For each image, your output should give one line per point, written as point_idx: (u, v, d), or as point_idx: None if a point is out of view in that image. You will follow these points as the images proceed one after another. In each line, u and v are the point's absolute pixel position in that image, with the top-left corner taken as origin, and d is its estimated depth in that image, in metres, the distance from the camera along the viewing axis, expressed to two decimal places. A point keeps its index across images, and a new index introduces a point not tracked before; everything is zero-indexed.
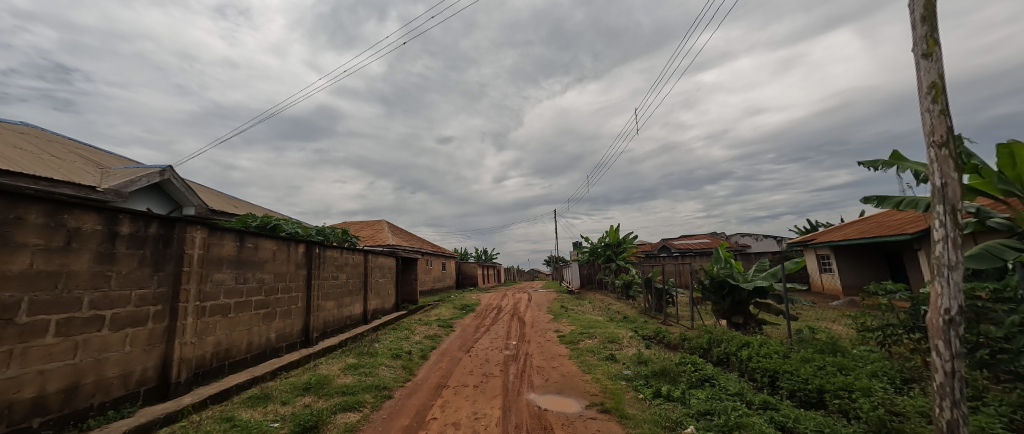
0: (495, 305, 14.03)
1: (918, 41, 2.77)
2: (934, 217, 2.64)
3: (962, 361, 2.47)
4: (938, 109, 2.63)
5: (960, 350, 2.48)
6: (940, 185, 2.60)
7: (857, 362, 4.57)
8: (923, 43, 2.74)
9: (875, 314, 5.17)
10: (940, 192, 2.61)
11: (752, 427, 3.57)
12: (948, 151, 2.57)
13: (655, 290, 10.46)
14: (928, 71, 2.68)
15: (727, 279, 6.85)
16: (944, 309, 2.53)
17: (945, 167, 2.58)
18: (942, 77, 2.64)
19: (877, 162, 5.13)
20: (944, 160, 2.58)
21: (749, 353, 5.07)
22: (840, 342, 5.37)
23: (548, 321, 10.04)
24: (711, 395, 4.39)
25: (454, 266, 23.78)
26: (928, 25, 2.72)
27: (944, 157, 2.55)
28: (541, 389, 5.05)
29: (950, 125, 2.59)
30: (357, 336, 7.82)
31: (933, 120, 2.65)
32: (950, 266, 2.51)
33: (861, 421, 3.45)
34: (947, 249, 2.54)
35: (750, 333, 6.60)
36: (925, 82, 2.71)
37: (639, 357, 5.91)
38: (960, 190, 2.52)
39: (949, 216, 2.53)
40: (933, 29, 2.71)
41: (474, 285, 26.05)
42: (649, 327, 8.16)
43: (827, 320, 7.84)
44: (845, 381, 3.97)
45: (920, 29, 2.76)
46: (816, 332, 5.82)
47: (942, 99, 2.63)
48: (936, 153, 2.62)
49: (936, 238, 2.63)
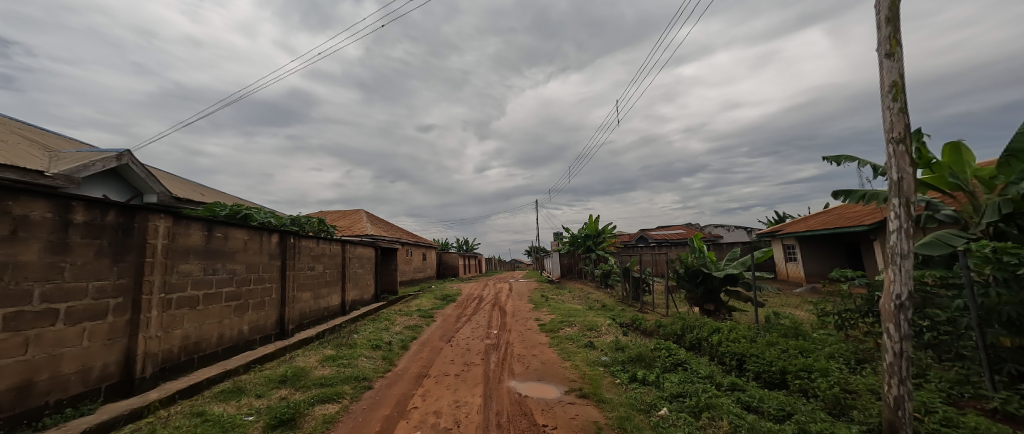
0: (477, 295, 14.01)
1: (882, 41, 2.92)
2: (890, 209, 2.83)
3: (909, 343, 2.68)
4: (898, 107, 2.79)
5: (908, 333, 2.69)
6: (896, 179, 2.78)
7: (817, 345, 4.88)
8: (886, 43, 2.89)
9: (835, 300, 5.51)
10: (896, 185, 2.78)
11: (721, 408, 3.79)
12: (904, 146, 2.75)
13: (632, 280, 10.74)
14: (891, 70, 2.84)
15: (701, 268, 7.11)
16: (896, 294, 2.72)
17: (902, 163, 2.76)
18: (902, 77, 2.80)
19: (841, 156, 5.44)
20: (901, 155, 2.76)
21: (720, 338, 5.30)
22: (802, 327, 5.69)
23: (530, 311, 10.15)
24: (684, 378, 4.59)
25: (434, 255, 23.63)
26: (891, 26, 2.86)
27: (901, 153, 2.72)
28: (522, 377, 5.14)
29: (908, 123, 2.76)
30: (335, 328, 7.66)
31: (893, 117, 2.81)
32: (902, 255, 2.70)
33: (819, 399, 3.72)
34: (901, 239, 2.72)
35: (721, 319, 6.91)
36: (887, 81, 2.87)
37: (616, 344, 6.08)
38: (914, 184, 2.70)
39: (903, 208, 2.72)
40: (896, 30, 2.86)
41: (456, 275, 25.96)
42: (627, 315, 8.39)
43: (792, 306, 8.28)
44: (805, 362, 4.23)
45: (885, 30, 2.91)
46: (781, 318, 6.13)
47: (902, 98, 2.78)
48: (895, 148, 2.79)
49: (892, 228, 2.82)
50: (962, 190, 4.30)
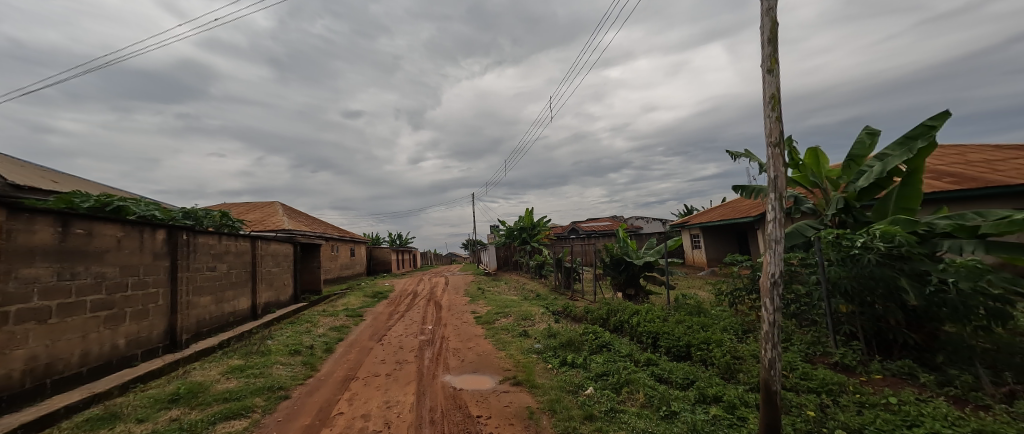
0: (411, 290, 13.53)
1: (765, 58, 3.45)
2: (768, 202, 3.37)
3: (780, 313, 3.24)
4: (775, 116, 3.33)
5: (780, 305, 3.25)
6: (773, 176, 3.33)
7: (715, 320, 5.66)
8: (767, 61, 3.42)
9: (729, 281, 6.42)
10: (773, 182, 3.33)
11: (638, 382, 4.22)
12: (779, 149, 3.30)
13: (564, 269, 11.27)
14: (770, 84, 3.37)
15: (624, 257, 7.74)
16: (771, 274, 3.27)
17: (777, 163, 3.30)
18: (778, 90, 3.35)
19: (738, 154, 6.27)
20: (776, 156, 3.30)
21: (639, 320, 5.84)
22: (704, 305, 6.54)
23: (465, 304, 10.10)
24: (608, 358, 4.99)
25: (364, 251, 22.23)
26: (772, 46, 3.40)
27: (777, 154, 3.26)
28: (457, 370, 5.12)
29: (782, 129, 3.31)
30: (243, 334, 6.79)
31: (771, 124, 3.35)
32: (775, 241, 3.25)
33: (715, 366, 4.34)
34: (775, 227, 3.27)
35: (640, 302, 7.62)
36: (768, 94, 3.40)
37: (549, 331, 6.36)
38: (785, 181, 3.26)
39: (777, 201, 3.27)
40: (775, 50, 3.40)
41: (388, 271, 24.68)
42: (559, 303, 8.79)
43: (698, 288, 9.42)
44: (705, 336, 4.87)
45: (767, 49, 3.43)
46: (688, 298, 6.96)
47: (778, 108, 3.32)
48: (773, 151, 3.33)
49: (769, 218, 3.37)
50: (819, 188, 5.28)
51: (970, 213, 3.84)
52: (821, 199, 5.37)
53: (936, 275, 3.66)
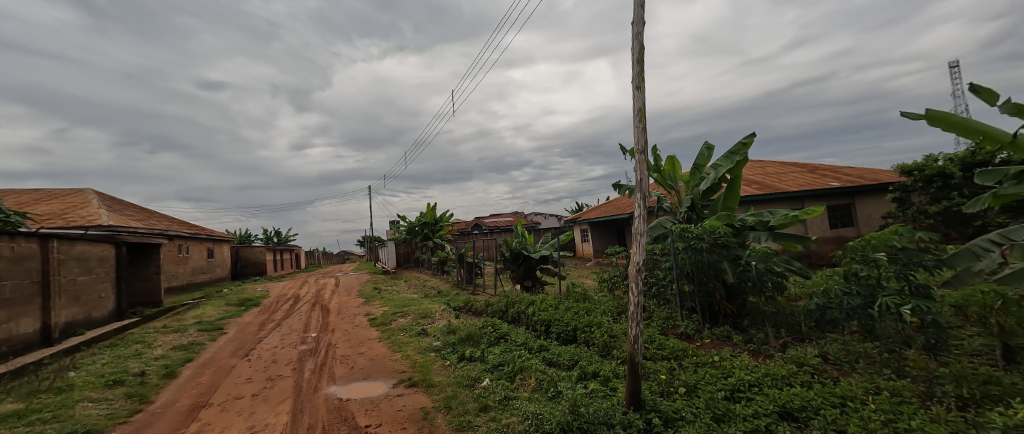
0: (290, 294, 11.82)
1: (634, 77, 4.04)
2: (635, 200, 3.97)
3: (643, 295, 3.86)
4: (641, 127, 3.93)
5: (643, 288, 3.87)
6: (639, 179, 3.92)
7: (597, 305, 6.38)
8: (637, 79, 4.01)
9: (609, 270, 7.29)
10: (639, 183, 3.93)
11: (530, 368, 4.50)
12: (644, 155, 3.90)
13: (467, 264, 11.18)
14: (638, 99, 3.97)
15: (522, 251, 8.09)
16: (637, 262, 3.87)
17: (642, 167, 3.91)
18: (644, 105, 3.96)
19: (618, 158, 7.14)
20: (641, 161, 3.90)
21: (535, 309, 6.21)
22: (589, 292, 7.29)
23: (358, 305, 9.23)
24: (505, 348, 5.19)
25: (228, 251, 18.54)
26: (640, 67, 3.99)
27: (642, 160, 3.85)
28: (344, 379, 4.66)
29: (646, 139, 3.93)
30: (28, 367, 4.90)
31: (638, 134, 3.95)
32: (640, 234, 3.85)
33: (595, 346, 4.91)
34: (640, 222, 3.88)
35: (536, 293, 8.07)
36: (636, 108, 3.99)
37: (448, 327, 6.28)
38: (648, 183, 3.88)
39: (642, 199, 3.88)
40: (642, 70, 4.00)
41: (262, 275, 20.61)
42: (460, 299, 8.71)
43: (586, 277, 10.42)
44: (588, 319, 5.45)
45: (636, 69, 4.02)
46: (576, 287, 7.65)
47: (644, 120, 3.93)
48: (640, 157, 3.91)
49: (636, 214, 3.97)
50: (675, 189, 6.27)
51: (765, 212, 5.17)
52: (676, 199, 6.42)
53: (745, 258, 4.77)
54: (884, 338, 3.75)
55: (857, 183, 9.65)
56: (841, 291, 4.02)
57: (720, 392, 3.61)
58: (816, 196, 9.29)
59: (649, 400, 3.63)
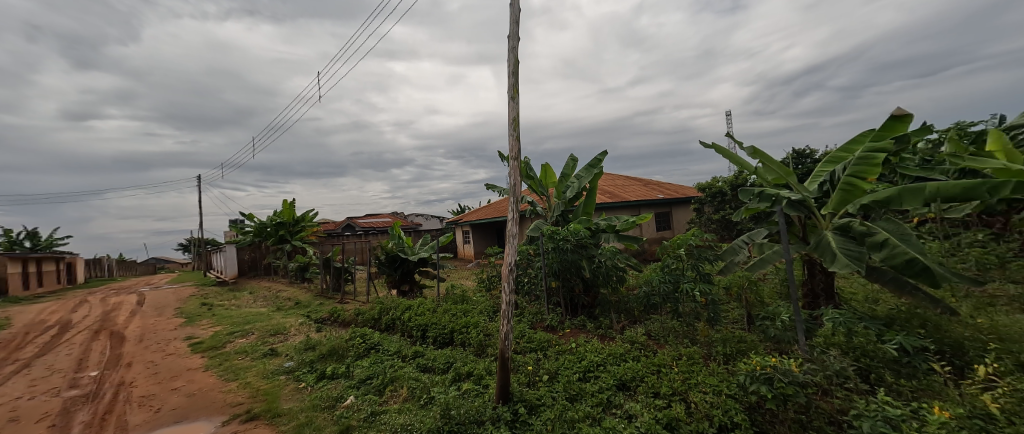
0: (56, 319, 8.37)
1: (510, 87, 4.28)
2: (509, 204, 4.19)
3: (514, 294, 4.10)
4: (515, 135, 4.19)
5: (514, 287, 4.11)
6: (513, 183, 4.17)
7: (475, 305, 6.46)
8: (512, 90, 4.26)
9: (488, 270, 7.47)
10: (513, 188, 4.17)
11: (402, 378, 4.26)
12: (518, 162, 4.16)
13: (335, 270, 9.81)
14: (513, 109, 4.21)
15: (399, 253, 7.58)
16: (509, 262, 4.10)
17: (515, 173, 4.16)
18: (518, 115, 4.24)
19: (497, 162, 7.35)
20: (515, 168, 4.15)
21: (410, 314, 5.90)
22: (468, 294, 7.31)
23: (179, 327, 7.12)
24: (374, 360, 4.78)
25: None
26: (515, 78, 4.24)
27: (516, 166, 4.10)
28: (146, 428, 3.52)
29: (519, 146, 4.20)
30: None
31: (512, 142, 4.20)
32: (512, 236, 4.10)
33: (470, 346, 4.98)
34: (513, 224, 4.12)
35: (413, 298, 7.62)
36: (511, 117, 4.24)
37: (306, 343, 5.42)
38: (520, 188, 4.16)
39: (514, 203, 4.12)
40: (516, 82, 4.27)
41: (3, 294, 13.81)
42: (325, 309, 7.59)
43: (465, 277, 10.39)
44: (465, 320, 5.48)
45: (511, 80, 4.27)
46: (455, 288, 7.55)
47: (518, 129, 4.20)
48: (513, 163, 4.16)
49: (509, 217, 4.19)
50: (545, 194, 6.85)
51: (613, 218, 6.24)
52: (547, 204, 7.00)
53: (596, 255, 5.58)
54: (684, 315, 4.71)
55: (673, 195, 12.38)
56: (658, 279, 4.84)
57: (575, 374, 4.17)
58: (648, 205, 11.50)
59: (516, 391, 3.89)
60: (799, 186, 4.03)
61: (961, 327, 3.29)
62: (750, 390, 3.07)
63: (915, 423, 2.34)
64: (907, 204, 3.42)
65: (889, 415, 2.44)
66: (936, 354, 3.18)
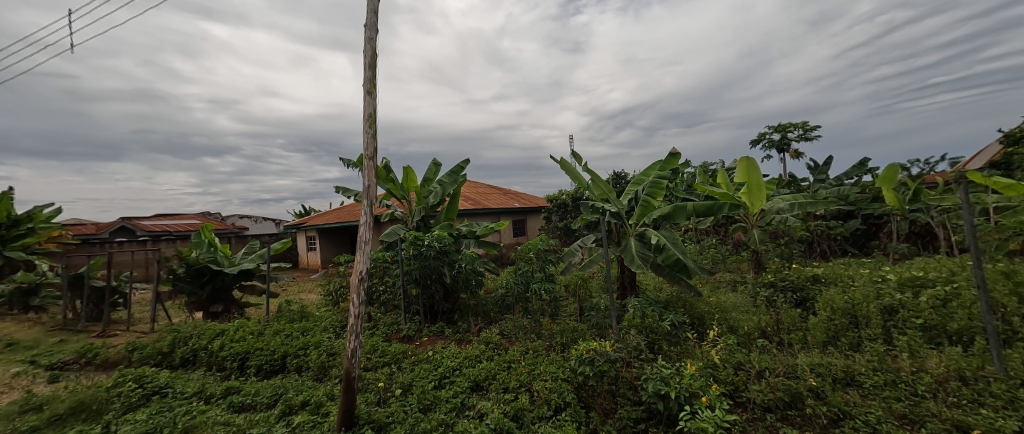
0: None
1: (365, 80, 3.96)
2: (361, 208, 3.84)
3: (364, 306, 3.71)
4: (371, 133, 3.90)
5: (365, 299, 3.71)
6: (367, 185, 3.84)
7: (317, 322, 5.60)
8: (368, 83, 3.95)
9: (336, 281, 6.64)
10: (366, 190, 3.84)
11: (205, 425, 3.32)
12: (373, 162, 3.87)
13: (96, 291, 6.91)
14: (369, 104, 3.91)
15: (209, 265, 6.00)
16: (359, 271, 3.70)
17: (370, 174, 3.85)
18: (374, 112, 3.95)
19: (349, 162, 6.60)
20: (370, 168, 3.84)
21: (222, 342, 4.70)
22: (308, 309, 6.28)
23: None
24: (159, 409, 3.57)
25: None
26: (371, 72, 3.95)
27: (371, 166, 3.79)
28: None
29: (374, 146, 3.92)
30: None
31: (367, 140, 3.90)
32: (365, 242, 3.74)
33: (309, 371, 4.28)
34: (366, 230, 3.78)
35: (230, 321, 6.03)
36: (366, 113, 3.92)
37: (29, 401, 3.65)
38: (375, 190, 3.87)
39: (368, 207, 3.80)
40: (373, 76, 3.98)
41: None
42: (72, 348, 5.30)
43: (305, 290, 8.84)
44: (304, 341, 4.72)
45: (367, 73, 3.95)
46: (291, 304, 6.36)
47: (374, 127, 3.91)
48: (368, 163, 3.81)
49: (360, 222, 3.83)
50: (407, 198, 6.44)
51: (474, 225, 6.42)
52: (407, 208, 6.66)
53: (459, 262, 5.62)
54: (533, 312, 5.21)
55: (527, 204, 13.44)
56: (512, 281, 5.24)
57: (430, 383, 4.09)
58: (507, 212, 12.01)
59: (363, 412, 3.56)
60: (616, 200, 5.06)
61: (701, 304, 4.67)
62: (578, 371, 3.70)
63: (679, 378, 3.23)
64: (678, 218, 4.73)
65: (664, 375, 3.28)
66: (689, 325, 4.43)
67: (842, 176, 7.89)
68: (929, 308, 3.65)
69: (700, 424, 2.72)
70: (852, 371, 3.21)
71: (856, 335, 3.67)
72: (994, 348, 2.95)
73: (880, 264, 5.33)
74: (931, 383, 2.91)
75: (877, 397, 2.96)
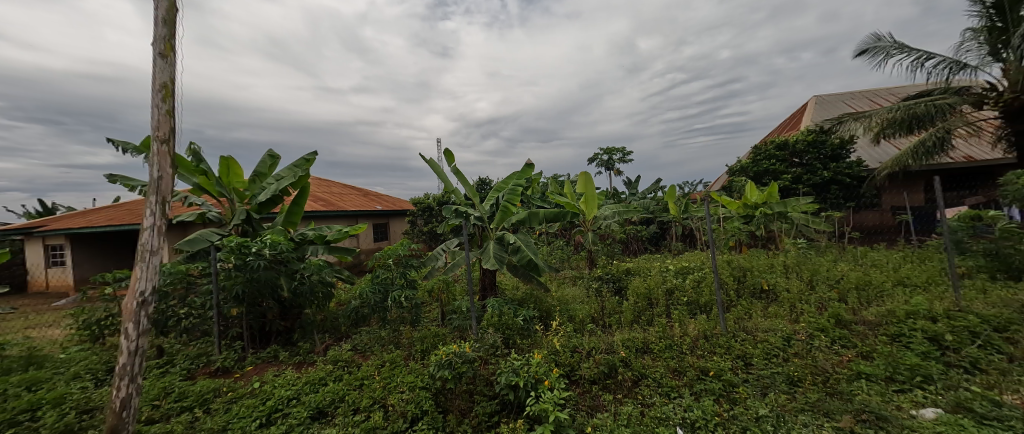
0: None
1: (157, 38, 3.02)
2: (146, 206, 2.90)
3: (145, 337, 2.88)
4: (166, 109, 2.99)
5: (146, 328, 2.89)
6: (156, 177, 2.93)
7: (59, 369, 3.90)
8: (161, 43, 3.02)
9: (98, 307, 4.69)
10: (155, 183, 2.93)
11: None
12: (167, 147, 2.98)
13: None
14: (164, 70, 2.99)
15: None
16: (139, 291, 2.83)
17: (163, 163, 2.96)
18: (171, 81, 3.04)
19: (125, 143, 4.88)
20: (162, 155, 2.96)
21: None
22: (42, 351, 4.31)
23: None
24: None
25: None
26: (167, 29, 3.04)
27: (164, 153, 2.93)
28: None
29: (171, 127, 3.03)
30: None
31: (160, 117, 2.97)
32: (153, 251, 2.89)
33: None
34: (152, 236, 2.89)
35: None
36: (158, 80, 2.98)
37: None
38: (170, 184, 3.00)
39: (159, 205, 2.90)
40: (171, 34, 3.07)
41: None
42: None
43: (38, 324, 6.03)
44: (34, 398, 3.22)
45: (161, 28, 3.02)
46: (6, 347, 4.26)
47: (170, 101, 3.01)
48: (158, 148, 2.94)
49: (144, 225, 2.88)
50: (226, 197, 5.25)
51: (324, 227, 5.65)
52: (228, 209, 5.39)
53: (301, 271, 4.77)
54: (391, 322, 4.91)
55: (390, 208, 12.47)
56: (369, 290, 4.77)
57: (254, 423, 3.36)
58: (366, 215, 10.79)
59: None
60: (479, 204, 5.21)
61: (547, 299, 5.27)
62: (437, 377, 3.66)
63: (527, 368, 3.53)
64: (532, 223, 5.25)
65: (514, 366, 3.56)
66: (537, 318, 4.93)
67: (643, 190, 10.23)
68: (692, 290, 5.07)
69: (543, 405, 3.04)
70: (646, 342, 4.16)
71: (652, 313, 4.78)
72: (723, 314, 4.30)
73: (667, 258, 7.10)
74: (691, 343, 4.04)
75: (662, 358, 3.90)
